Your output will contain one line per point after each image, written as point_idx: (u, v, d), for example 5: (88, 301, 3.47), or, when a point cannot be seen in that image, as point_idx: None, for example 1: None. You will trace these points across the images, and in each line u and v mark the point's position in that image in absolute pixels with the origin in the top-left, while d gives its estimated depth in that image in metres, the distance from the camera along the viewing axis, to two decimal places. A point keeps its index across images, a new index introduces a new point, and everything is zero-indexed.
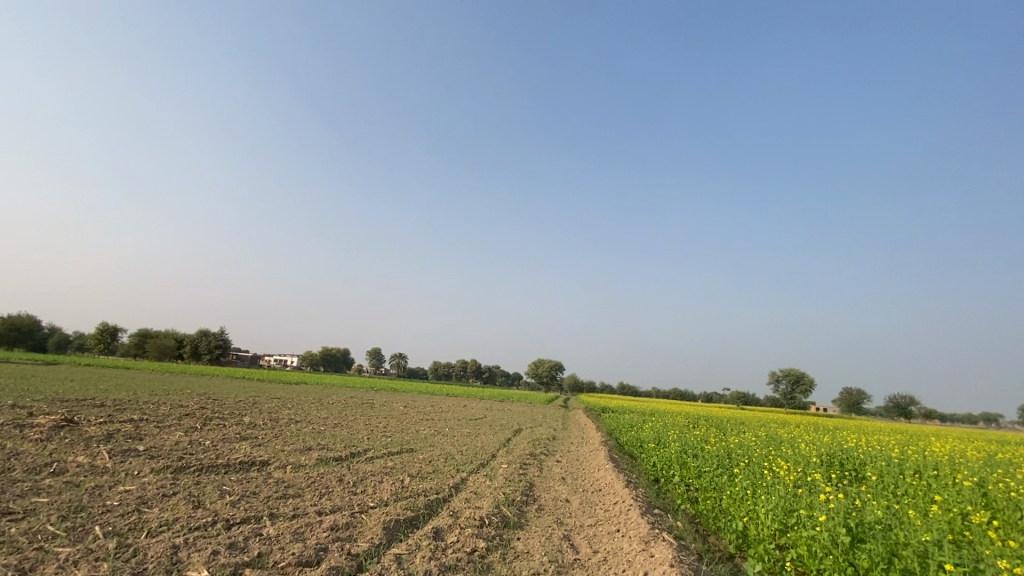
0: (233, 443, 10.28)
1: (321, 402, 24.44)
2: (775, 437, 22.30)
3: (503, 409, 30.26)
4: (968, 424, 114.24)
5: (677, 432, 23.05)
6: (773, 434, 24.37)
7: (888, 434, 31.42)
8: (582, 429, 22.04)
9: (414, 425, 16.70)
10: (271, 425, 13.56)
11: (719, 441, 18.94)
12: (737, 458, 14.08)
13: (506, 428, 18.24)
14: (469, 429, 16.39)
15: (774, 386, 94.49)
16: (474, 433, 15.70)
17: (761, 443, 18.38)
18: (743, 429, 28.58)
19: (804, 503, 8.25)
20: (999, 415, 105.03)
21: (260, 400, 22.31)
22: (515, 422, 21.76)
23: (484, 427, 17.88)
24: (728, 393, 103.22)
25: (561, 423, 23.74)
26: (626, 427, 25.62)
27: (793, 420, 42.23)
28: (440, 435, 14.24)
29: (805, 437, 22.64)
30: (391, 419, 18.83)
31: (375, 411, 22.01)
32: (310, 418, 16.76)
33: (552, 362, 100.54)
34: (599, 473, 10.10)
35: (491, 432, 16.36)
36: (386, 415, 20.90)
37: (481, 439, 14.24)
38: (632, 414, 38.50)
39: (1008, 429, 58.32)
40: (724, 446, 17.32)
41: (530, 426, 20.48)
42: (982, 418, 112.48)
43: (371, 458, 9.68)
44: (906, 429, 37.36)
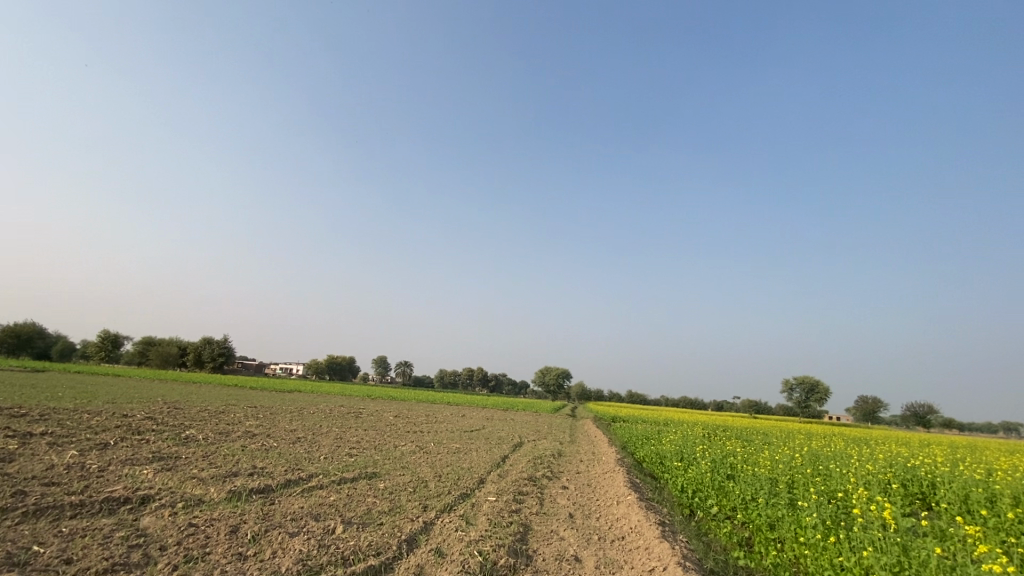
0: (132, 467, 7.73)
1: (300, 412, 21.85)
2: (812, 451, 19.55)
3: (504, 420, 27.50)
4: (990, 432, 110.13)
5: (699, 445, 20.36)
6: (808, 447, 21.59)
7: (926, 445, 28.43)
8: (592, 442, 19.31)
9: (393, 440, 14.09)
10: (212, 441, 10.99)
11: (752, 457, 16.19)
12: (785, 482, 11.44)
13: (504, 443, 15.58)
14: (456, 445, 13.78)
15: (788, 394, 90.71)
16: (463, 449, 13.09)
17: (803, 461, 15.60)
18: (768, 441, 25.75)
19: (928, 562, 5.69)
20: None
21: (229, 410, 19.75)
22: (516, 435, 19.15)
23: (478, 441, 15.25)
24: (739, 402, 99.34)
25: (567, 435, 21.03)
26: (640, 439, 22.87)
27: (815, 431, 39.22)
28: (418, 453, 11.64)
29: (848, 452, 19.81)
30: (371, 432, 16.24)
31: (358, 422, 19.42)
32: (271, 431, 14.23)
33: (559, 369, 97.40)
34: (619, 508, 7.51)
35: (484, 448, 13.73)
36: (369, 426, 18.32)
37: (469, 457, 11.65)
38: (644, 425, 35.75)
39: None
40: (764, 464, 14.56)
41: (533, 440, 17.79)
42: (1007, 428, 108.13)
43: (312, 490, 7.14)
44: (942, 441, 34.39)
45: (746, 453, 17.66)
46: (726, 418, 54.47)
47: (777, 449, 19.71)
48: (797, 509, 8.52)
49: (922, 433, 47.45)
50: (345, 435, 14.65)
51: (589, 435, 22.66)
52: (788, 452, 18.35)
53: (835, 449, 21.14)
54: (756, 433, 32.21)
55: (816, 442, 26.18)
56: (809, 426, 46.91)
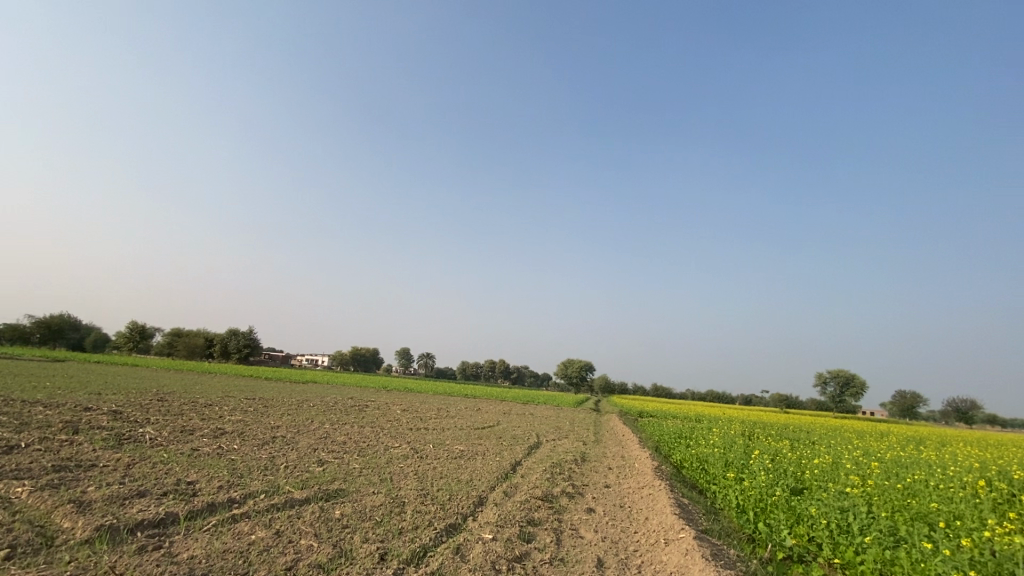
0: (5, 483, 5.72)
1: (298, 405, 19.96)
2: (878, 455, 16.85)
3: (523, 415, 25.25)
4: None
5: (743, 447, 17.84)
6: (872, 451, 18.79)
7: (994, 447, 25.22)
8: (620, 442, 16.91)
9: (387, 441, 11.94)
10: (157, 443, 8.97)
11: (813, 464, 13.71)
12: (874, 505, 8.99)
13: (518, 444, 13.36)
14: (460, 447, 11.54)
15: (821, 388, 86.55)
16: (466, 453, 10.87)
17: (878, 469, 13.03)
18: (816, 441, 22.99)
19: None
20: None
21: (219, 402, 17.98)
22: (534, 433, 16.96)
23: (487, 442, 12.98)
24: (769, 396, 95.49)
25: (592, 434, 18.68)
26: (675, 439, 20.43)
27: (860, 429, 36.13)
28: (408, 460, 9.46)
29: (922, 457, 16.99)
30: (366, 429, 14.16)
31: (358, 417, 17.39)
32: (247, 428, 12.24)
33: (581, 362, 94.82)
34: (671, 556, 5.18)
35: (491, 451, 11.47)
36: (368, 422, 16.26)
37: (470, 465, 9.43)
38: (675, 421, 33.17)
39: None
40: (832, 474, 12.10)
41: (553, 440, 15.57)
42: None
43: (230, 525, 4.99)
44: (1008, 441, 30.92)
45: (804, 458, 15.11)
46: (760, 413, 51.24)
47: (838, 453, 17.03)
48: (918, 551, 6.20)
49: (976, 432, 43.69)
50: (333, 434, 12.55)
51: (616, 433, 20.29)
52: (854, 457, 15.66)
53: (902, 452, 18.34)
54: (798, 432, 29.29)
55: (871, 442, 23.32)
56: (851, 423, 43.57)
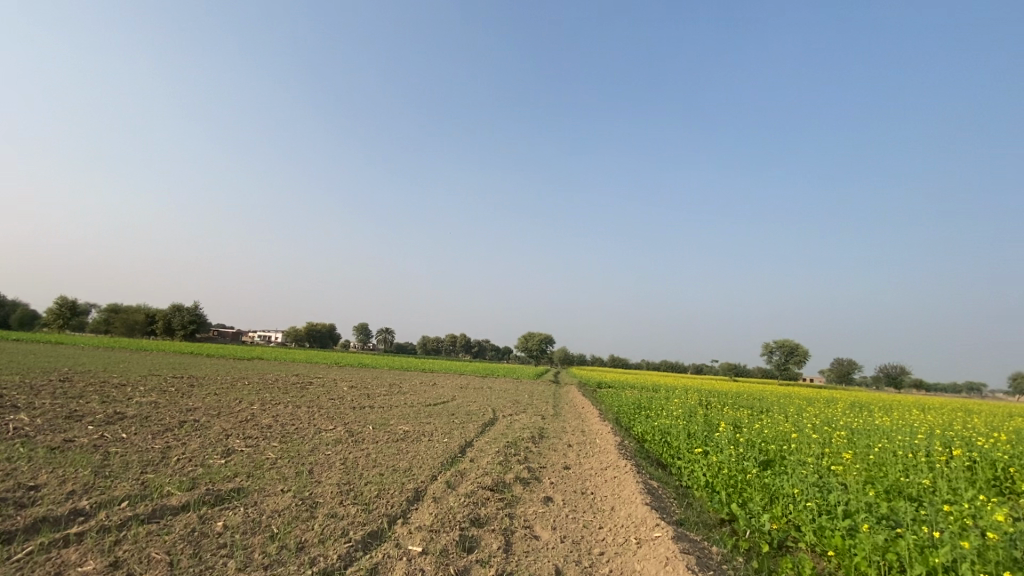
0: None
1: (231, 383, 18.11)
2: (833, 423, 16.86)
3: (480, 389, 24.23)
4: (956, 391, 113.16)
5: (703, 417, 17.52)
6: (827, 418, 18.94)
7: (931, 410, 26.32)
8: (580, 416, 16.09)
9: (321, 423, 10.56)
10: (19, 433, 7.26)
11: (774, 435, 13.36)
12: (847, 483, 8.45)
13: (471, 421, 12.28)
14: (403, 428, 10.27)
15: (767, 356, 90.28)
16: (409, 434, 9.63)
17: (838, 437, 12.78)
18: (769, 409, 23.21)
19: None
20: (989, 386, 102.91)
21: (136, 382, 15.97)
22: (489, 408, 15.96)
23: (436, 420, 11.77)
24: (719, 366, 98.88)
25: (551, 407, 17.83)
26: (634, 410, 20.03)
27: (805, 395, 37.33)
28: (339, 445, 8.13)
29: (875, 423, 17.16)
30: (301, 408, 12.71)
31: (296, 395, 15.84)
32: (155, 411, 10.54)
33: (541, 335, 94.90)
34: (647, 566, 4.16)
35: (439, 431, 10.28)
36: (307, 401, 14.72)
37: (411, 448, 8.21)
38: (633, 391, 33.18)
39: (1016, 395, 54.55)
40: (796, 444, 11.70)
41: (511, 416, 14.62)
42: (970, 386, 111.37)
43: (49, 555, 3.59)
44: (936, 403, 32.87)
45: (764, 428, 14.78)
46: (713, 382, 52.55)
47: (794, 421, 16.94)
48: (914, 538, 5.53)
49: (908, 396, 46.31)
50: (258, 416, 11.03)
51: (575, 406, 19.59)
52: (811, 426, 15.53)
53: (854, 419, 18.53)
54: (751, 400, 29.71)
55: (820, 410, 23.72)
56: (796, 390, 45.24)
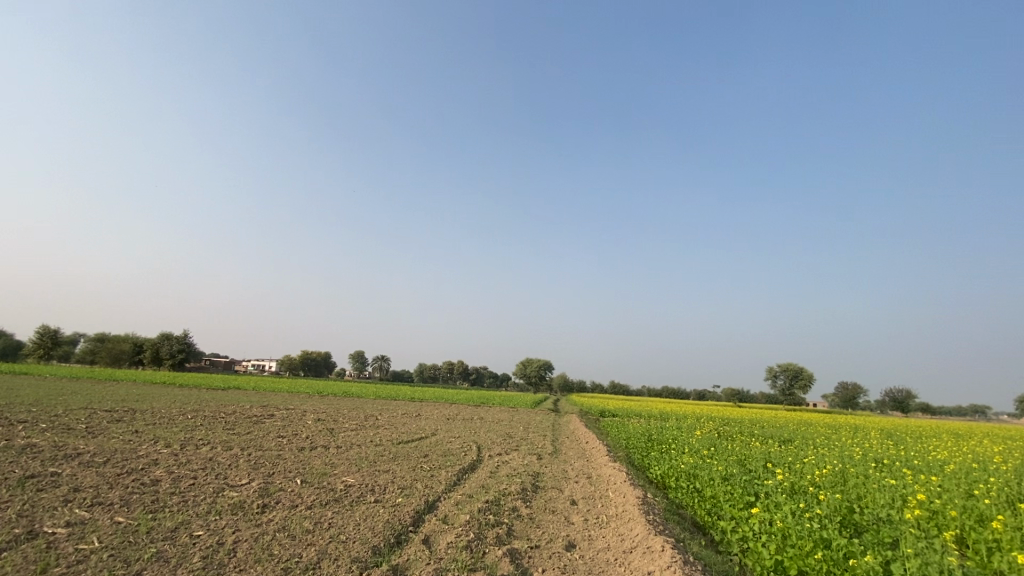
0: None
1: (170, 418, 15.26)
2: (888, 458, 14.12)
3: (469, 422, 21.32)
4: (961, 415, 110.68)
5: (730, 453, 14.84)
6: (874, 451, 16.23)
7: (975, 439, 23.43)
8: (584, 455, 13.29)
9: (235, 473, 7.80)
10: None
11: (830, 477, 10.75)
12: (982, 568, 5.84)
13: (445, 468, 9.51)
14: (345, 482, 7.51)
15: (772, 380, 86.96)
16: (347, 493, 6.87)
17: (914, 482, 10.17)
18: (801, 441, 20.35)
19: None
20: (996, 412, 99.86)
21: (45, 419, 13.15)
22: (474, 446, 13.18)
23: (397, 468, 8.98)
24: (722, 391, 95.63)
25: (548, 444, 14.99)
26: (646, 444, 17.32)
27: (825, 423, 34.27)
28: (227, 516, 5.42)
29: (938, 457, 14.44)
30: (227, 451, 9.93)
31: (238, 433, 13.02)
32: (9, 460, 7.79)
33: (539, 361, 91.66)
34: None
35: (394, 485, 7.50)
36: (247, 439, 11.90)
37: (337, 520, 5.48)
38: (638, 420, 30.36)
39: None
40: (866, 494, 9.11)
41: (500, 456, 11.88)
42: (978, 409, 108.42)
43: None
44: (961, 430, 30.25)
45: (811, 466, 12.17)
46: (722, 409, 49.42)
47: (841, 456, 14.25)
48: None
49: (922, 421, 43.48)
50: (156, 463, 8.27)
51: (578, 440, 16.84)
52: (865, 462, 12.91)
53: (905, 451, 15.82)
54: (772, 430, 26.77)
55: (857, 440, 20.88)
56: (806, 417, 42.62)
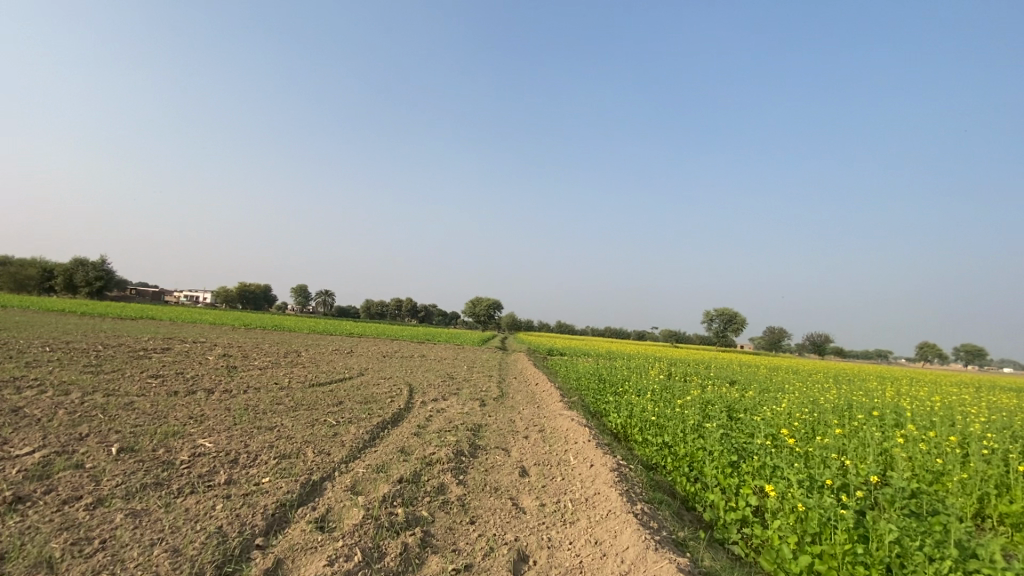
0: None
1: (18, 350, 12.08)
2: (851, 404, 13.39)
3: (407, 360, 19.17)
4: (872, 359, 121.27)
5: (691, 398, 13.66)
6: (832, 396, 15.65)
7: (909, 383, 24.03)
8: (534, 400, 11.50)
9: (24, 434, 5.24)
10: None
11: (809, 429, 9.59)
12: None
13: (358, 420, 7.32)
14: (195, 449, 5.11)
15: (709, 324, 91.01)
16: (185, 470, 4.50)
17: (899, 436, 9.14)
18: (754, 384, 19.81)
19: None
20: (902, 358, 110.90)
21: None
22: (406, 390, 11.08)
23: (290, 422, 6.69)
24: (663, 333, 99.04)
25: (494, 386, 13.17)
26: (600, 386, 16.01)
27: (766, 365, 34.95)
28: None
29: (898, 403, 13.89)
30: (55, 397, 7.27)
31: (99, 370, 10.21)
32: None
33: (489, 299, 90.27)
34: None
35: (268, 456, 5.18)
36: (103, 378, 9.13)
37: (117, 536, 3.13)
38: (587, 360, 29.53)
39: (939, 365, 55.91)
40: (860, 456, 7.89)
41: (437, 402, 9.89)
42: (885, 354, 119.29)
43: None
44: (884, 374, 31.73)
45: (782, 414, 11.06)
46: (666, 350, 50.18)
47: (805, 403, 13.41)
48: None
49: (844, 363, 45.94)
50: None
51: (528, 382, 15.23)
52: (833, 411, 12.04)
53: (863, 398, 15.31)
54: (720, 372, 26.52)
55: (805, 384, 20.67)
56: (742, 358, 43.85)
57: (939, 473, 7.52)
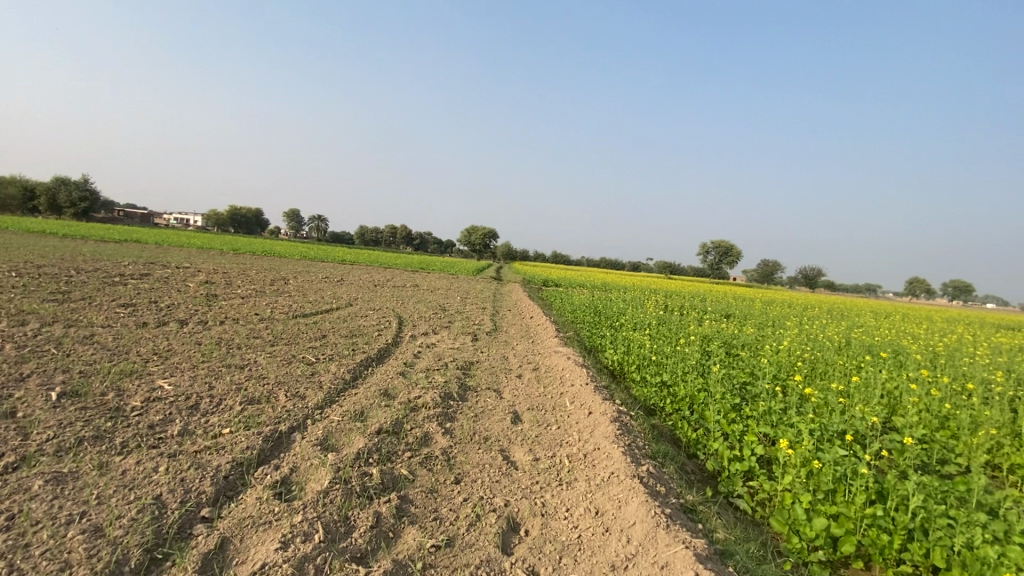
0: None
1: None
2: (851, 342, 13.15)
3: (399, 289, 18.65)
4: (862, 293, 122.84)
5: (690, 334, 13.34)
6: (830, 333, 15.43)
7: (903, 319, 24.02)
8: (529, 335, 11.10)
9: None
10: None
11: (810, 369, 9.31)
12: None
13: (340, 358, 6.81)
14: (150, 393, 4.57)
15: (705, 256, 90.80)
16: (133, 420, 3.96)
17: (905, 378, 8.85)
18: (750, 319, 19.63)
19: None
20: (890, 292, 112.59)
21: None
22: (395, 323, 10.59)
23: (264, 360, 6.16)
24: (658, 264, 99.02)
25: (487, 319, 12.74)
26: (597, 319, 15.66)
27: (761, 299, 34.90)
28: None
29: (898, 341, 13.67)
30: (8, 328, 6.66)
31: (67, 297, 9.57)
32: None
33: (485, 228, 88.96)
34: None
35: (233, 401, 4.66)
36: (67, 307, 8.52)
37: (28, 509, 2.61)
38: (583, 292, 29.24)
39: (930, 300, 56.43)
40: (865, 399, 7.61)
41: (427, 337, 9.41)
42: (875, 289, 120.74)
43: None
44: (878, 309, 31.82)
45: (784, 352, 10.74)
46: (662, 282, 50.07)
47: (805, 340, 13.13)
48: None
49: (837, 298, 46.15)
50: None
51: (523, 315, 14.84)
52: (833, 349, 11.77)
53: (862, 335, 15.08)
54: (715, 305, 26.35)
55: (801, 319, 20.50)
56: (737, 291, 43.87)
57: (947, 420, 7.25)
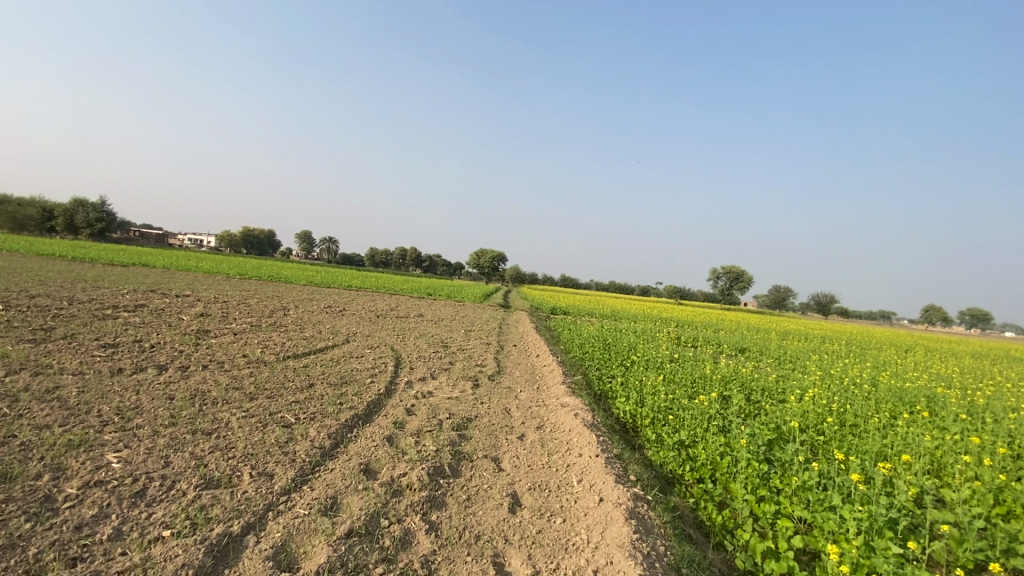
0: None
1: None
2: (879, 388, 12.29)
3: (402, 321, 18.05)
4: (876, 321, 120.45)
5: (705, 376, 12.56)
6: (854, 374, 14.54)
7: (927, 355, 22.95)
8: (534, 379, 10.41)
9: None
10: None
11: (839, 425, 8.52)
12: None
13: (323, 416, 6.17)
14: (92, 476, 3.95)
15: (715, 282, 89.71)
16: (58, 520, 3.34)
17: (946, 437, 8.03)
18: (766, 355, 18.76)
19: None
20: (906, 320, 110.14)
21: None
22: (392, 365, 9.95)
23: (238, 421, 5.54)
24: (668, 290, 97.95)
25: (491, 358, 12.06)
26: (606, 356, 14.94)
27: (777, 330, 33.83)
28: None
29: (930, 387, 12.76)
30: None
31: (48, 335, 9.08)
32: None
33: (494, 252, 88.88)
34: None
35: (188, 485, 4.02)
36: (43, 349, 8.00)
37: None
38: (591, 321, 28.51)
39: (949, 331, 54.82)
40: (906, 465, 6.81)
41: (424, 383, 8.75)
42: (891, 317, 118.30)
43: None
44: (898, 342, 30.67)
45: (809, 402, 9.93)
46: (674, 310, 49.15)
47: (829, 385, 12.28)
48: None
49: (853, 328, 44.87)
50: None
51: (528, 352, 14.15)
52: (861, 397, 10.92)
53: (889, 377, 14.16)
54: (729, 338, 25.46)
55: (820, 356, 19.57)
56: (750, 320, 42.81)
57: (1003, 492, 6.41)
